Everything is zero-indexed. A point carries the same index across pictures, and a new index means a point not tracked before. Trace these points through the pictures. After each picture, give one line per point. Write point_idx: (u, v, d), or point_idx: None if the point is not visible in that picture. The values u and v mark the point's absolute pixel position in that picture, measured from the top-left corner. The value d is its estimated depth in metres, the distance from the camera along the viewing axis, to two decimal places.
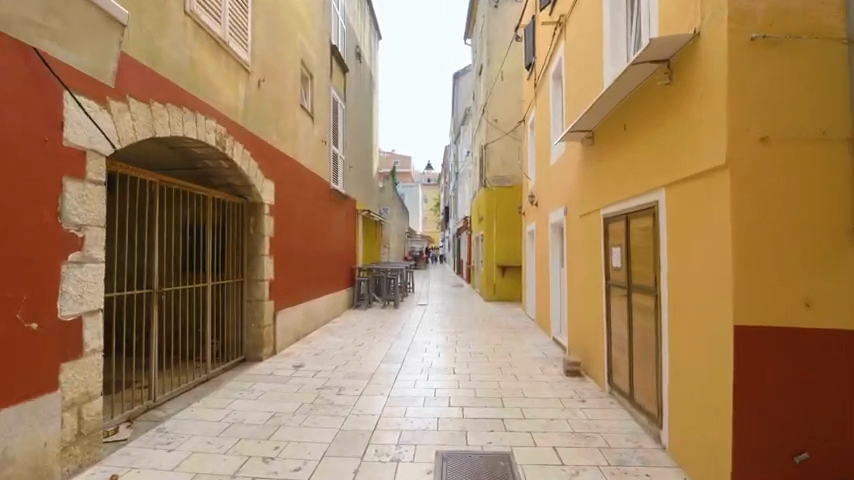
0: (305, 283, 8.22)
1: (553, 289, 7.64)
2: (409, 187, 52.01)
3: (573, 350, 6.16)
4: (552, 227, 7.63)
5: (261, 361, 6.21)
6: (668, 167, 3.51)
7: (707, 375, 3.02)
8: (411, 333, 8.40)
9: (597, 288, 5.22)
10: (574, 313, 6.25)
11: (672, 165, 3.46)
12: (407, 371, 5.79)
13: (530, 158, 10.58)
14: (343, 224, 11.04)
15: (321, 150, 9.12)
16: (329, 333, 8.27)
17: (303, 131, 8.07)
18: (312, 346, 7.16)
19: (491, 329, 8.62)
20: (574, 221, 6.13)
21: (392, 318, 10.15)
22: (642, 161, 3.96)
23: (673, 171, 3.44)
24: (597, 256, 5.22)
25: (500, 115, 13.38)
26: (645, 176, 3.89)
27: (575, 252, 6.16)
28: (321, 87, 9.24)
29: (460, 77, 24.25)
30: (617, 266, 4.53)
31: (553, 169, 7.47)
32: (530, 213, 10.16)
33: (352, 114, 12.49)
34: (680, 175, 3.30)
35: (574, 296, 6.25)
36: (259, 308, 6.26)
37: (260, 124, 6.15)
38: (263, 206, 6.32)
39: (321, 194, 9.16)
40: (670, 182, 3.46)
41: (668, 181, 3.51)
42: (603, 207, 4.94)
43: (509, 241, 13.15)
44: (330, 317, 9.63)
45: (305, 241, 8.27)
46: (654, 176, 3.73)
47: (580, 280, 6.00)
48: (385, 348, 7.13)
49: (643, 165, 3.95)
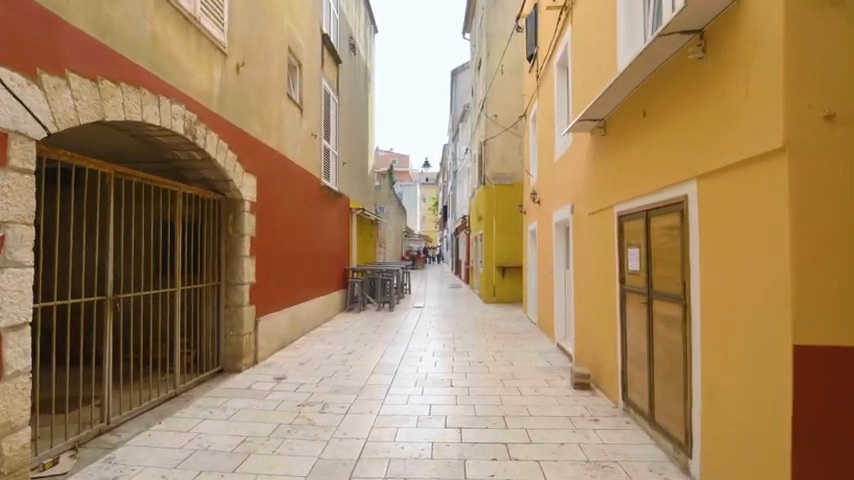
0: (293, 286, 7.69)
1: (556, 292, 7.14)
2: (407, 186, 51.45)
3: (581, 360, 5.64)
4: (556, 226, 7.12)
5: (239, 373, 5.69)
6: (701, 156, 3.00)
7: (752, 402, 2.50)
8: (406, 339, 7.89)
9: (609, 293, 4.71)
10: (581, 320, 5.74)
11: (707, 152, 2.94)
12: (399, 384, 5.27)
13: (531, 154, 10.07)
14: (336, 223, 10.53)
15: (310, 145, 8.59)
16: (318, 340, 7.74)
17: (291, 124, 7.55)
18: (298, 354, 6.64)
19: (492, 334, 8.11)
20: (582, 220, 5.62)
21: (387, 322, 9.62)
22: (667, 150, 3.45)
23: (708, 159, 2.92)
24: (609, 259, 4.71)
25: (500, 110, 12.87)
26: (670, 167, 3.38)
27: (583, 254, 5.65)
28: (312, 78, 8.72)
29: (459, 74, 23.73)
30: (635, 270, 4.02)
31: (558, 164, 6.97)
32: (532, 211, 9.66)
33: (346, 109, 11.97)
34: (719, 163, 2.79)
35: (582, 301, 5.74)
36: (238, 315, 5.74)
37: (239, 114, 5.63)
38: (243, 203, 5.80)
39: (311, 191, 8.62)
40: (705, 173, 2.94)
41: (701, 172, 3.00)
42: (618, 204, 4.43)
43: (509, 241, 12.63)
44: (320, 321, 9.11)
45: (294, 240, 7.73)
46: (682, 166, 3.22)
47: (588, 285, 5.49)
48: (378, 357, 6.60)
49: (668, 155, 3.44)
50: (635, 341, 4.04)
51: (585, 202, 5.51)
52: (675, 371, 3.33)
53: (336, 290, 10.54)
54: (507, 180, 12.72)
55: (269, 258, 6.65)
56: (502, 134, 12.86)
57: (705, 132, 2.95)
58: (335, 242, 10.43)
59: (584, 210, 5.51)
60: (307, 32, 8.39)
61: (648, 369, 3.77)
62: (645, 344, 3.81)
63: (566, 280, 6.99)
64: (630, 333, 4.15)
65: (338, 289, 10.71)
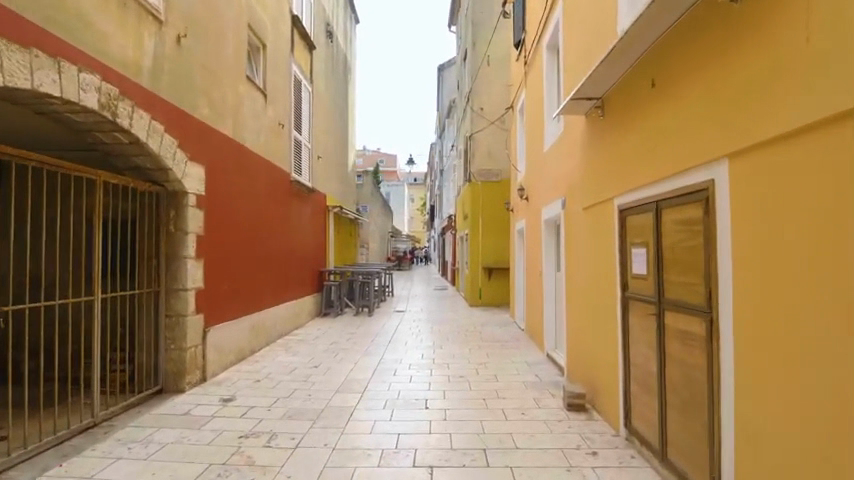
0: (255, 290, 6.96)
1: (546, 298, 6.45)
2: (394, 186, 50.65)
3: (574, 375, 4.95)
4: (546, 224, 6.45)
5: (182, 394, 4.95)
6: (733, 127, 2.32)
7: (816, 460, 1.81)
8: (381, 349, 7.15)
9: (608, 301, 4.01)
10: (574, 331, 5.06)
11: (741, 122, 2.26)
12: (366, 406, 4.54)
13: (519, 147, 9.39)
14: (308, 220, 9.75)
15: (276, 135, 7.82)
16: (282, 351, 6.97)
17: (251, 110, 6.78)
18: (256, 370, 5.88)
19: (476, 343, 7.40)
20: (576, 215, 4.92)
21: (362, 329, 8.86)
22: (684, 127, 2.78)
23: (743, 131, 2.24)
24: (607, 260, 4.02)
25: (486, 103, 12.23)
26: (690, 146, 2.69)
27: (577, 254, 4.96)
28: (279, 62, 7.96)
29: (445, 71, 23.06)
30: (640, 274, 3.34)
31: (548, 155, 6.29)
32: (519, 209, 9.00)
33: (322, 100, 11.22)
34: (760, 135, 2.11)
35: (575, 309, 5.05)
36: (180, 326, 5.01)
37: (180, 93, 4.87)
38: (186, 197, 5.06)
39: (278, 186, 7.89)
40: (740, 150, 2.27)
41: (732, 149, 2.32)
42: (619, 195, 3.75)
43: (495, 242, 11.95)
44: (289, 329, 8.35)
45: (256, 240, 6.99)
46: (705, 144, 2.54)
47: (582, 291, 4.80)
48: (346, 372, 5.86)
49: (686, 130, 2.75)
50: (640, 359, 3.35)
51: (579, 195, 4.82)
52: (695, 403, 2.64)
53: (310, 294, 9.80)
54: (494, 177, 12.03)
55: (223, 261, 5.90)
56: (488, 127, 12.21)
57: (743, 93, 2.26)
58: (308, 242, 9.70)
59: (579, 204, 4.82)
60: (273, 11, 7.64)
61: (658, 396, 3.08)
62: (655, 365, 3.12)
63: (556, 285, 6.30)
64: (635, 349, 3.46)
65: (312, 293, 9.97)
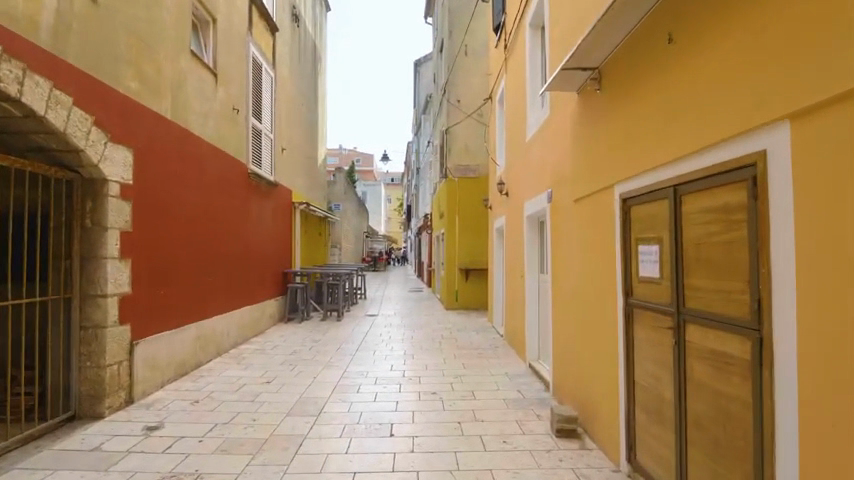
0: (203, 295, 6.15)
1: (528, 303, 5.82)
2: (371, 185, 49.77)
3: (563, 392, 4.32)
4: (528, 220, 5.84)
5: (99, 420, 4.15)
6: (783, 78, 1.70)
7: None
8: (346, 359, 6.41)
9: (606, 307, 3.35)
10: (563, 342, 4.41)
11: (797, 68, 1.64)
12: (321, 434, 3.82)
13: (498, 140, 8.79)
14: (270, 217, 8.96)
15: (229, 122, 7.00)
16: (233, 364, 6.16)
17: (196, 90, 5.96)
18: (196, 387, 5.09)
19: (452, 351, 6.73)
20: (566, 209, 4.27)
21: (328, 337, 8.10)
22: (708, 89, 2.17)
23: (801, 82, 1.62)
24: (605, 259, 3.36)
25: (464, 95, 11.68)
26: (723, 108, 2.04)
27: (566, 254, 4.32)
28: (233, 41, 7.16)
29: (421, 67, 22.49)
30: (649, 278, 2.71)
31: (531, 144, 5.65)
32: (497, 205, 8.42)
33: (287, 89, 10.43)
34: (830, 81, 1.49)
35: (564, 316, 4.41)
36: (99, 340, 4.20)
37: (93, 60, 4.06)
38: (105, 185, 4.25)
39: (232, 178, 7.11)
40: (796, 108, 1.64)
41: (784, 108, 1.70)
42: (621, 183, 3.12)
43: (473, 241, 11.32)
44: (245, 338, 7.54)
45: (203, 238, 6.20)
46: (742, 107, 1.92)
47: (572, 295, 4.16)
48: (302, 388, 5.11)
49: (715, 90, 2.10)
50: (649, 382, 2.71)
51: (569, 185, 4.17)
52: (730, 449, 2.00)
53: (271, 298, 9.00)
54: (471, 174, 11.40)
55: (159, 262, 5.11)
56: (464, 121, 11.66)
57: (798, 26, 1.62)
58: (269, 241, 8.89)
59: (569, 195, 4.17)
60: None
61: (675, 432, 2.44)
62: (670, 392, 2.47)
63: (540, 289, 5.67)
64: (641, 370, 2.81)
65: (274, 297, 9.17)
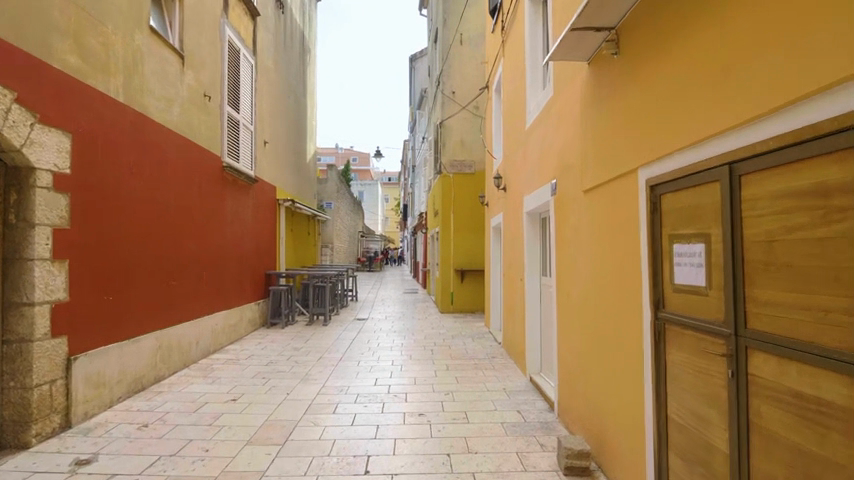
0: (165, 301, 5.51)
1: (528, 310, 5.21)
2: (367, 184, 49.05)
3: (573, 417, 3.70)
4: (528, 216, 5.22)
5: (23, 452, 3.49)
6: None
7: None
8: (327, 372, 5.78)
9: (627, 320, 2.73)
10: (571, 356, 3.79)
11: None
12: (283, 471, 3.18)
13: (495, 132, 8.16)
14: (249, 214, 8.31)
15: (198, 109, 6.36)
16: (199, 377, 5.51)
17: (157, 72, 5.33)
18: (150, 407, 4.45)
19: (445, 362, 6.10)
20: (575, 202, 3.64)
21: (310, 344, 7.45)
22: (775, 29, 1.56)
23: None
24: (626, 263, 2.73)
25: (459, 86, 11.07)
26: (825, 33, 1.36)
27: (574, 255, 3.69)
28: (203, 21, 6.52)
29: (417, 63, 21.89)
30: (690, 287, 2.10)
31: (532, 131, 5.02)
32: (494, 201, 7.81)
33: (270, 79, 9.78)
34: None
35: (571, 327, 3.79)
36: (26, 356, 3.56)
37: (15, 25, 3.42)
38: (34, 175, 3.63)
39: (201, 171, 6.46)
40: None
41: None
42: (646, 167, 2.50)
43: (469, 241, 10.71)
44: (218, 346, 6.89)
45: (166, 237, 5.56)
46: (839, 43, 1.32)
47: (581, 305, 3.54)
48: (271, 408, 4.47)
49: (788, 24, 1.49)
50: (691, 421, 2.09)
51: (579, 173, 3.55)
52: None
53: (251, 302, 8.35)
54: (467, 169, 10.70)
55: (108, 265, 4.46)
56: (459, 113, 11.04)
57: None
58: (247, 240, 8.24)
59: (579, 185, 3.54)
60: None
61: None
62: (724, 440, 1.87)
63: (542, 294, 5.04)
64: (678, 404, 2.19)
65: (254, 300, 8.53)
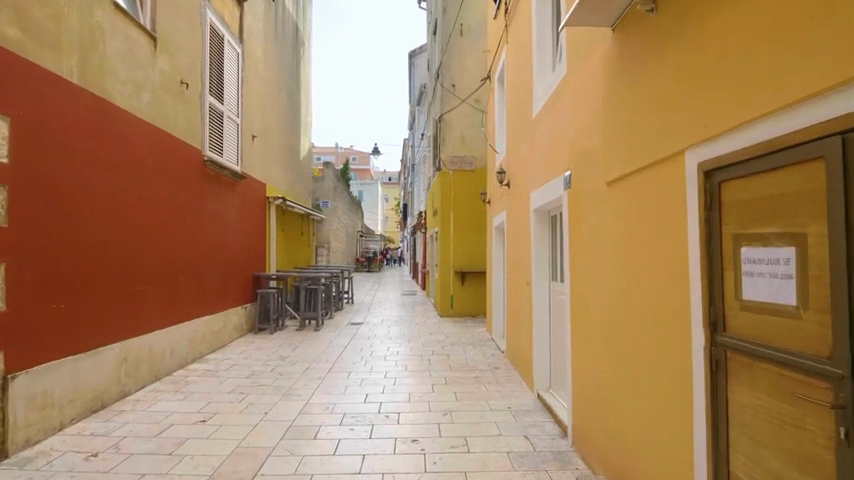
0: (131, 307, 4.97)
1: (536, 318, 4.66)
2: (368, 183, 48.42)
3: (592, 448, 3.16)
4: (536, 215, 4.69)
5: None
6: None
7: None
8: (313, 385, 5.23)
9: (667, 342, 2.18)
10: (591, 377, 3.23)
11: None
12: None
13: (498, 124, 7.58)
14: (234, 213, 7.77)
15: (174, 97, 5.83)
16: (170, 393, 4.97)
17: (124, 55, 4.83)
18: (106, 431, 3.91)
19: (444, 375, 5.55)
20: (596, 195, 3.09)
21: (299, 353, 6.90)
22: None
23: None
24: (666, 270, 2.18)
25: (459, 79, 10.54)
26: None
27: (594, 258, 3.14)
28: (180, 3, 6.01)
29: (417, 59, 21.28)
30: (765, 305, 1.58)
31: (542, 118, 4.46)
32: (497, 198, 7.27)
33: (260, 69, 9.21)
34: None
35: (591, 343, 3.23)
36: None
37: None
38: None
39: (176, 165, 5.92)
40: None
41: None
42: (695, 150, 1.97)
43: (470, 242, 10.19)
44: (197, 356, 6.33)
45: (133, 237, 5.02)
46: None
47: (603, 317, 2.99)
48: (244, 432, 3.93)
49: None
50: None
51: (602, 161, 2.99)
52: None
53: (235, 306, 7.78)
54: (467, 166, 10.15)
55: (59, 268, 3.93)
56: (460, 107, 10.51)
57: None
58: (232, 240, 7.68)
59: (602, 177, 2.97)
60: None
61: None
62: None
63: (553, 301, 4.47)
64: (746, 460, 1.66)
65: (239, 304, 7.97)
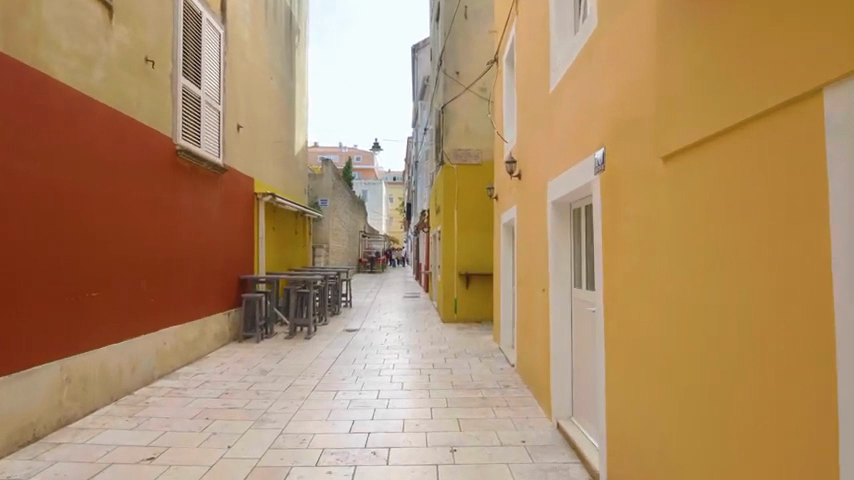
0: (76, 317, 4.24)
1: (556, 333, 3.89)
2: (371, 183, 47.67)
3: None
4: (554, 208, 3.93)
5: None
6: None
7: None
8: (292, 409, 4.46)
9: (781, 393, 1.42)
10: (637, 418, 2.46)
11: None
12: None
13: (505, 110, 6.81)
14: (214, 210, 7.04)
15: (136, 76, 5.10)
16: (122, 418, 4.23)
17: (70, 23, 4.13)
18: (28, 473, 3.18)
19: (445, 395, 4.76)
20: (648, 176, 2.31)
21: (283, 366, 6.14)
22: None
23: None
24: (785, 280, 1.41)
25: (463, 65, 9.78)
26: None
27: (643, 261, 2.37)
28: None
29: (419, 53, 20.52)
30: None
31: (564, 89, 3.68)
32: (505, 192, 6.51)
33: (248, 54, 8.49)
34: None
35: (636, 373, 2.46)
36: None
37: None
38: None
39: (138, 153, 5.20)
40: None
41: None
42: (842, 88, 1.21)
43: (475, 240, 9.42)
44: (165, 370, 5.59)
45: (78, 234, 4.29)
46: None
47: (659, 340, 2.22)
48: (196, 475, 3.17)
49: None
50: None
51: (657, 128, 2.21)
52: None
53: (214, 313, 7.04)
54: (472, 159, 9.46)
55: None
56: (464, 96, 9.75)
57: None
58: (210, 239, 6.95)
59: (658, 150, 2.20)
60: None
61: None
62: None
63: (576, 311, 3.70)
64: None
65: (219, 311, 7.23)
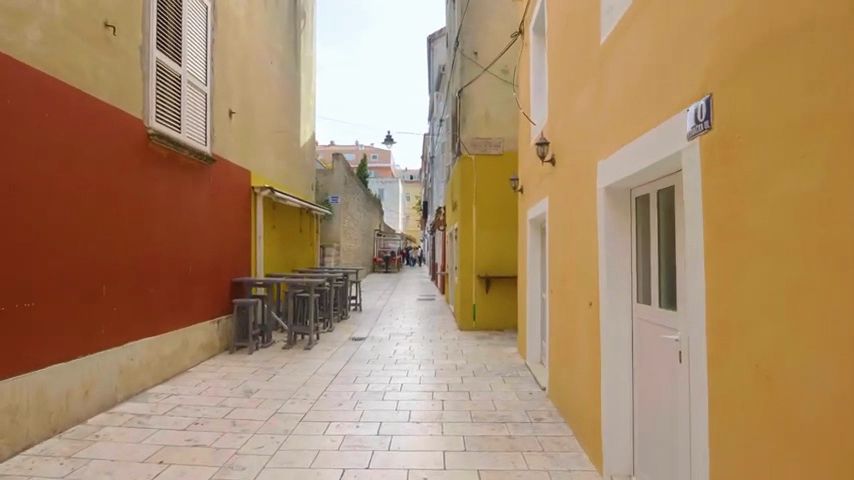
0: (5, 335, 3.41)
1: (609, 363, 2.91)
2: (387, 182, 46.85)
3: None
4: (609, 196, 2.96)
5: None
6: None
7: None
8: (271, 450, 3.56)
9: None
10: None
11: None
12: None
13: (532, 87, 5.83)
14: (198, 205, 6.20)
15: (92, 44, 4.29)
16: (58, 460, 3.40)
17: None
18: None
19: (462, 432, 3.80)
20: (815, 124, 1.32)
21: (273, 385, 5.26)
22: None
23: None
24: None
25: (482, 45, 8.80)
26: None
27: (793, 270, 1.38)
28: None
29: (436, 43, 19.48)
30: None
31: (626, 31, 2.69)
32: (533, 182, 5.52)
33: (242, 33, 7.65)
34: None
35: (767, 457, 1.50)
36: None
37: None
38: None
39: (95, 136, 4.36)
40: None
41: None
42: None
43: (495, 239, 8.44)
44: (131, 392, 4.76)
45: (10, 232, 3.47)
46: None
47: (826, 416, 1.27)
48: None
49: None
50: None
51: (841, 35, 1.23)
52: None
53: (200, 322, 6.21)
54: (492, 149, 8.48)
55: None
56: (482, 79, 8.77)
57: None
58: (194, 238, 6.11)
59: (847, 71, 1.22)
60: None
61: None
62: None
63: (643, 335, 2.73)
64: None
65: (207, 319, 6.40)
